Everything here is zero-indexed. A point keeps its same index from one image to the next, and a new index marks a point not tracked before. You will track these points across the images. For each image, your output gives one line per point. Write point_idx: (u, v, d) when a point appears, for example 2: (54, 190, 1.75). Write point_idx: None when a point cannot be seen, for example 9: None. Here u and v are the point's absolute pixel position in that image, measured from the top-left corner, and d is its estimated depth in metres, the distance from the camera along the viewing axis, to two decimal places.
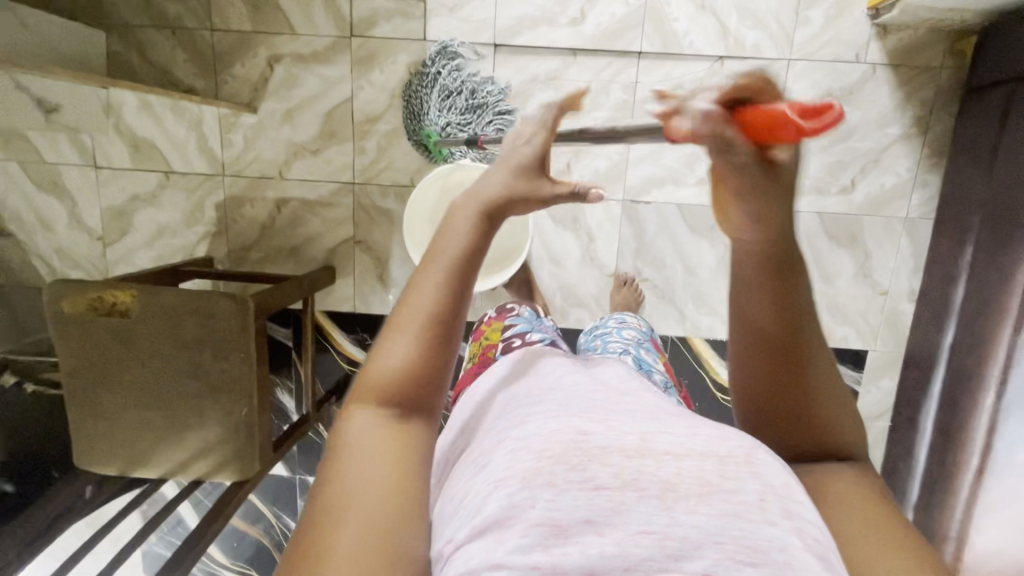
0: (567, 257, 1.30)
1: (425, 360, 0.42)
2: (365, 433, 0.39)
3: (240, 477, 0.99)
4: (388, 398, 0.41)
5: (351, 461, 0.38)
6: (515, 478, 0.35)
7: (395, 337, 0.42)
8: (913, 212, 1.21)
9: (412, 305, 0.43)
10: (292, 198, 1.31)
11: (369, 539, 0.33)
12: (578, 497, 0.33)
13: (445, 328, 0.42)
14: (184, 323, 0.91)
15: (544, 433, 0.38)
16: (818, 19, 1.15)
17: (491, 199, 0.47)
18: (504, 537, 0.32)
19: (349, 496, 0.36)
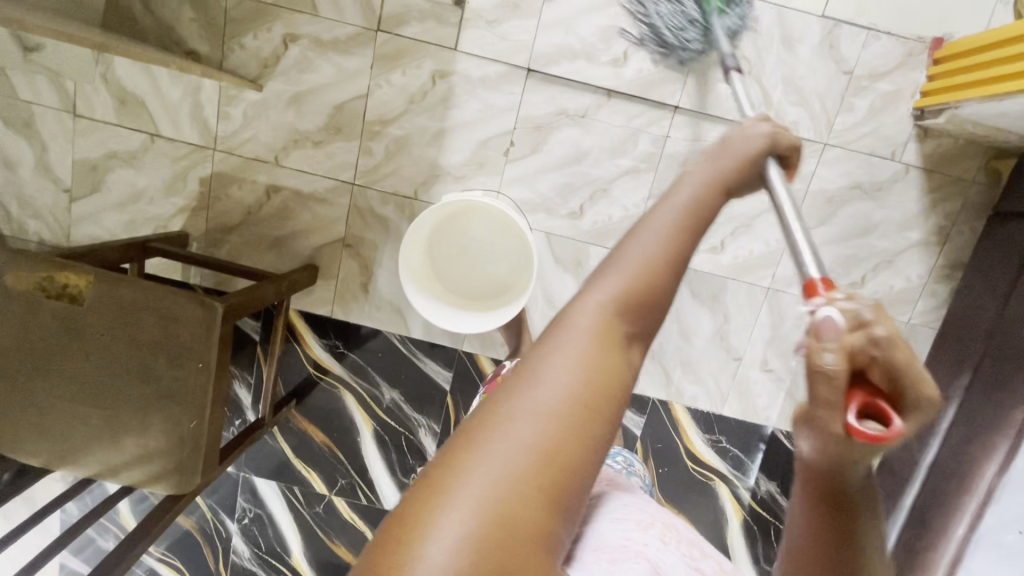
0: (563, 300, 1.24)
1: (647, 297, 0.38)
2: (578, 335, 0.36)
3: (176, 491, 0.91)
4: (610, 310, 0.38)
5: (553, 359, 0.35)
6: (636, 524, 0.50)
7: (628, 256, 0.39)
8: (915, 318, 1.19)
9: (652, 228, 0.40)
10: (285, 187, 1.22)
11: (543, 442, 0.32)
12: (682, 561, 0.48)
13: (674, 271, 0.39)
14: (142, 323, 0.82)
15: (656, 515, 0.54)
16: (862, 108, 1.11)
17: (721, 168, 0.47)
18: (622, 558, 0.44)
19: (549, 394, 0.33)
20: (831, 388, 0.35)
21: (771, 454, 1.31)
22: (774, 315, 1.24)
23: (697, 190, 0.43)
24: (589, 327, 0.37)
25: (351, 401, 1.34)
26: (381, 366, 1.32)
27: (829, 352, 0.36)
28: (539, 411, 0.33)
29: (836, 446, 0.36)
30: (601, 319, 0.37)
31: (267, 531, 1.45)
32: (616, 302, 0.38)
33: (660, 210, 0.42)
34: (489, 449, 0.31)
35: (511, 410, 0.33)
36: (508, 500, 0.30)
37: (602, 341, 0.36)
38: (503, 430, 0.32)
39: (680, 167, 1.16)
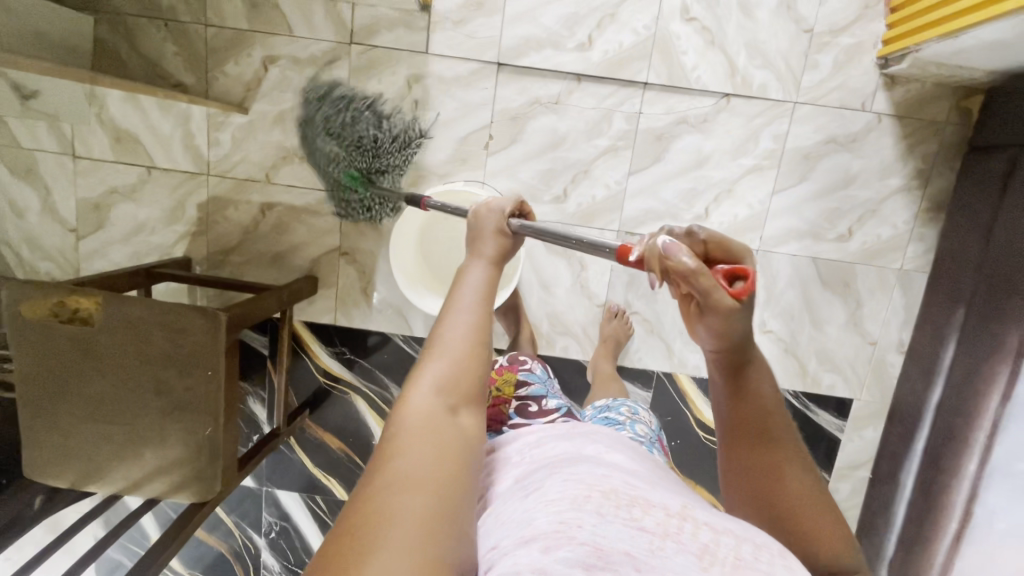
0: (557, 283, 1.28)
1: (464, 378, 0.50)
2: (416, 427, 0.45)
3: (199, 498, 0.94)
4: (439, 396, 0.48)
5: (408, 453, 0.43)
6: (568, 502, 0.48)
7: (439, 356, 0.50)
8: (907, 264, 1.21)
9: (449, 329, 0.52)
10: (278, 203, 1.27)
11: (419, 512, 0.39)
12: (619, 529, 0.44)
13: (480, 354, 0.51)
14: (151, 338, 0.86)
15: (598, 477, 0.50)
16: (827, 64, 1.13)
17: (491, 255, 0.59)
18: (554, 548, 0.43)
19: (410, 473, 0.42)
20: (707, 285, 0.44)
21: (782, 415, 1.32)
22: (766, 276, 1.25)
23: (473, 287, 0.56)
24: (422, 417, 0.46)
25: (363, 406, 1.37)
26: (389, 368, 1.35)
27: (683, 251, 0.45)
28: (414, 490, 0.41)
29: (732, 321, 0.45)
30: (432, 407, 0.47)
31: (294, 543, 1.47)
32: (442, 389, 0.48)
33: (450, 314, 0.53)
34: (383, 530, 0.38)
35: (387, 507, 0.39)
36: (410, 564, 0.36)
37: (441, 422, 0.46)
38: (391, 516, 0.38)
39: (656, 141, 1.19)
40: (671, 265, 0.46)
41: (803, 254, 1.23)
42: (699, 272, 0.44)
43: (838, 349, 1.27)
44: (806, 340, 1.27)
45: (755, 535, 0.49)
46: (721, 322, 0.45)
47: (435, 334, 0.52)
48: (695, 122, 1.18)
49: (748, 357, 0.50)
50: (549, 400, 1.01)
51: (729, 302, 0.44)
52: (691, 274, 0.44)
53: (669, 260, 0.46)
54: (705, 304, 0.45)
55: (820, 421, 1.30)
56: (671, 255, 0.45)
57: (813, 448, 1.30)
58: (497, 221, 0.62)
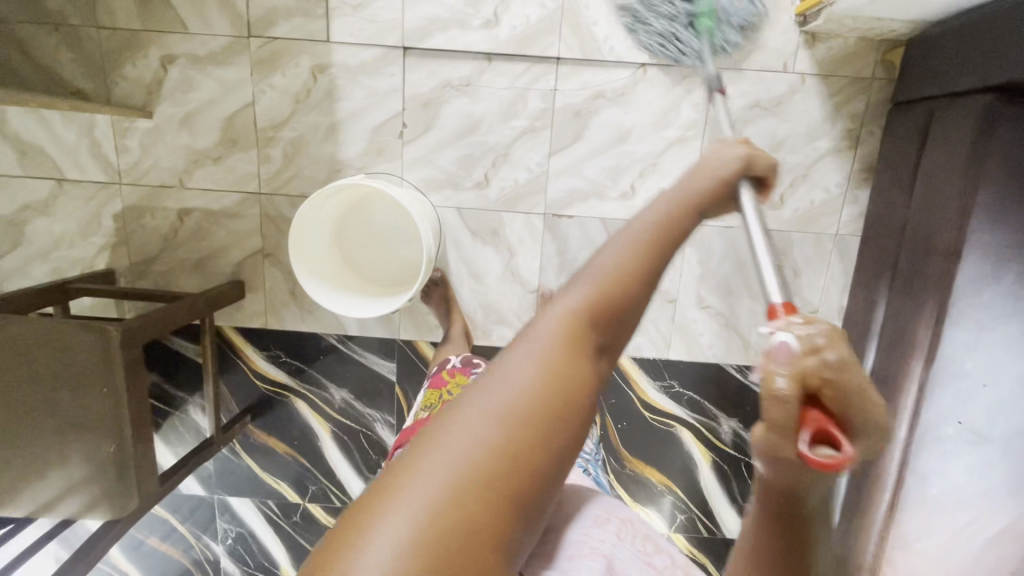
0: (487, 272, 1.24)
1: (613, 313, 0.44)
2: (547, 344, 0.42)
3: (113, 516, 0.92)
4: (577, 320, 0.44)
5: (517, 360, 0.42)
6: (596, 522, 0.57)
7: (590, 277, 0.46)
8: (843, 229, 1.17)
9: (611, 251, 0.47)
10: (195, 208, 1.23)
11: (495, 436, 0.38)
12: (632, 557, 0.55)
13: (636, 290, 0.45)
14: (39, 357, 0.83)
15: (618, 510, 0.61)
16: (744, 25, 1.08)
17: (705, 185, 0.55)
18: (579, 555, 0.52)
19: (509, 389, 0.40)
20: (784, 410, 0.35)
21: (727, 391, 1.29)
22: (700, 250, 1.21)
23: (664, 207, 0.51)
24: (557, 336, 0.43)
25: (305, 408, 1.35)
26: (326, 369, 1.32)
27: (782, 369, 0.36)
28: (497, 412, 0.39)
29: (798, 469, 0.35)
30: (566, 330, 0.43)
31: (252, 548, 1.47)
32: (582, 314, 0.44)
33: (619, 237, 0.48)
34: (449, 437, 0.38)
35: (481, 404, 0.39)
36: (454, 486, 0.35)
37: (567, 350, 0.42)
38: (462, 420, 0.38)
39: (575, 118, 1.15)
40: (765, 382, 0.36)
41: (735, 225, 1.19)
42: (786, 403, 0.35)
43: None
44: (745, 313, 1.24)
45: None
46: (779, 465, 0.35)
47: (597, 254, 0.48)
48: (613, 96, 1.13)
49: (807, 508, 0.37)
50: None
51: (797, 456, 0.34)
52: (771, 402, 0.35)
53: (763, 366, 0.37)
54: (772, 436, 0.35)
55: None
56: (773, 369, 0.36)
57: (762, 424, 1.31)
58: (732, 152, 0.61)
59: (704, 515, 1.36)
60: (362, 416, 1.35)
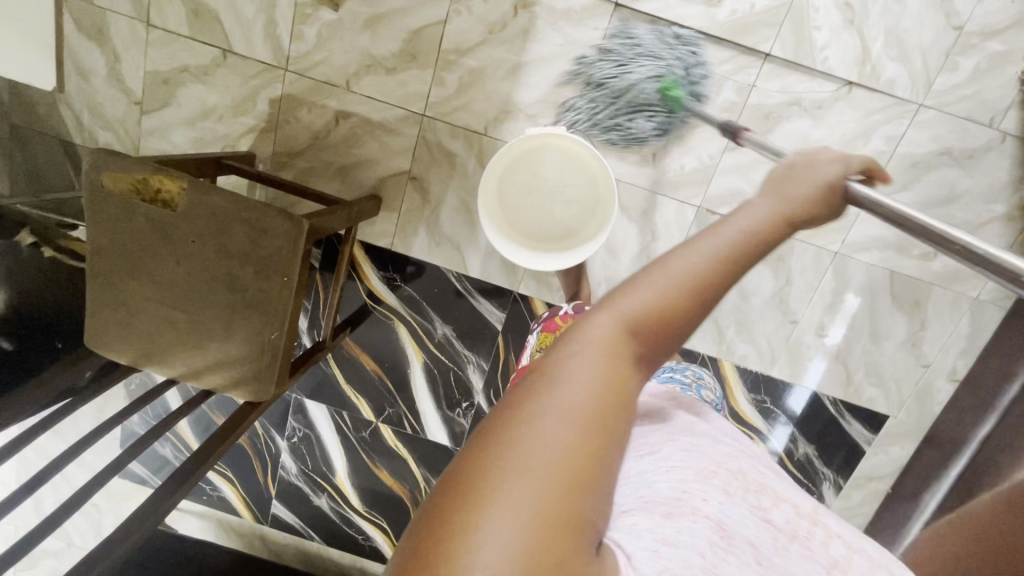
0: (624, 249, 1.24)
1: (664, 320, 0.40)
2: (593, 356, 0.38)
3: (253, 398, 0.95)
4: (628, 325, 0.40)
5: (579, 368, 0.38)
6: (694, 472, 0.42)
7: (652, 281, 0.41)
8: (985, 294, 1.18)
9: (681, 254, 0.42)
10: (354, 113, 1.21)
11: (567, 439, 0.34)
12: (746, 515, 0.41)
13: (700, 297, 0.41)
14: (232, 232, 0.83)
15: (723, 456, 0.45)
16: (966, 69, 1.05)
17: (790, 202, 0.48)
18: (679, 515, 0.38)
19: (572, 399, 0.36)
20: None
21: (816, 419, 1.32)
22: (838, 280, 1.21)
23: (740, 224, 0.44)
24: (604, 343, 0.39)
25: (404, 334, 1.37)
26: (436, 301, 1.33)
27: None
28: (565, 418, 0.35)
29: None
30: (622, 330, 0.40)
31: (315, 451, 1.52)
32: (634, 321, 0.40)
33: (682, 245, 0.43)
34: (522, 440, 0.34)
35: (540, 410, 0.35)
36: (541, 499, 0.32)
37: (617, 355, 0.39)
38: (536, 425, 0.35)
39: (762, 120, 1.12)
40: None
41: (881, 265, 1.19)
42: None
43: (889, 366, 1.26)
44: (858, 352, 1.26)
45: (860, 542, 0.46)
46: None
47: (659, 259, 0.43)
48: (809, 108, 1.10)
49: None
50: None
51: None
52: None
53: None
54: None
55: (851, 431, 1.32)
56: None
57: (834, 453, 1.34)
58: (825, 161, 0.52)
59: None
60: (455, 354, 1.37)
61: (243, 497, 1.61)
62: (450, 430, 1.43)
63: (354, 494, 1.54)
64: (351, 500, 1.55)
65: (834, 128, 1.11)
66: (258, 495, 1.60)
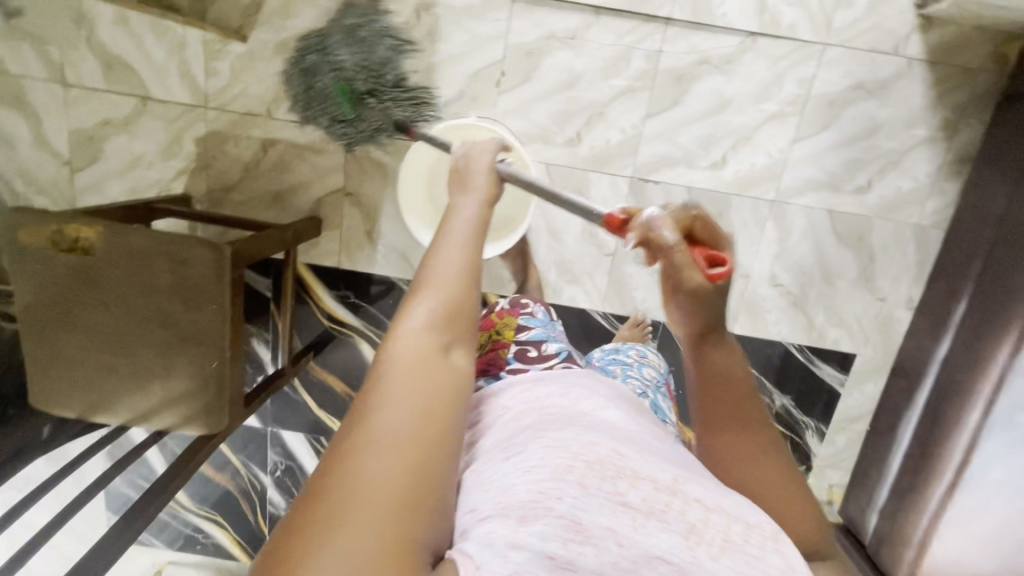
0: (566, 230, 1.25)
1: (452, 321, 0.45)
2: (405, 374, 0.41)
3: (207, 432, 0.94)
4: (426, 346, 0.43)
5: (390, 399, 0.40)
6: (546, 471, 0.41)
7: (425, 299, 0.45)
8: (925, 219, 1.19)
9: (437, 269, 0.47)
10: (280, 139, 1.22)
11: (388, 467, 0.37)
12: (601, 503, 0.40)
13: (470, 300, 0.47)
14: (154, 267, 0.84)
15: (583, 443, 0.43)
16: (861, 2, 1.07)
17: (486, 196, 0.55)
18: (530, 520, 0.39)
19: (385, 428, 0.39)
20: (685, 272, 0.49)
21: (786, 368, 1.32)
22: (780, 228, 1.22)
23: (464, 227, 0.51)
24: (406, 368, 0.42)
25: (368, 350, 1.37)
26: (393, 312, 1.33)
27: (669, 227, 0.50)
28: (381, 448, 0.38)
29: (710, 298, 0.48)
30: (422, 351, 0.43)
31: (300, 482, 1.50)
32: (428, 340, 0.43)
33: (432, 260, 0.48)
34: (347, 486, 0.36)
35: (364, 442, 0.38)
36: (372, 533, 0.35)
37: (425, 371, 0.42)
38: (358, 466, 0.37)
39: (676, 82, 1.14)
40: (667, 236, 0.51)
41: (819, 206, 1.20)
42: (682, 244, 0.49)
43: (847, 304, 1.26)
44: (814, 294, 1.26)
45: (739, 509, 0.44)
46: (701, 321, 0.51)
47: (421, 277, 0.47)
48: (718, 63, 1.12)
49: (717, 325, 0.51)
50: (550, 343, 0.81)
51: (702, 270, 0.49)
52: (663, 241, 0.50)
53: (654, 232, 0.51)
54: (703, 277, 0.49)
55: (823, 375, 1.32)
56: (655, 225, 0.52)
57: (811, 400, 1.34)
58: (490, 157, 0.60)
59: None
60: None
61: (238, 540, 1.59)
62: None
63: None
64: None
65: (747, 80, 1.13)
66: (252, 536, 1.58)
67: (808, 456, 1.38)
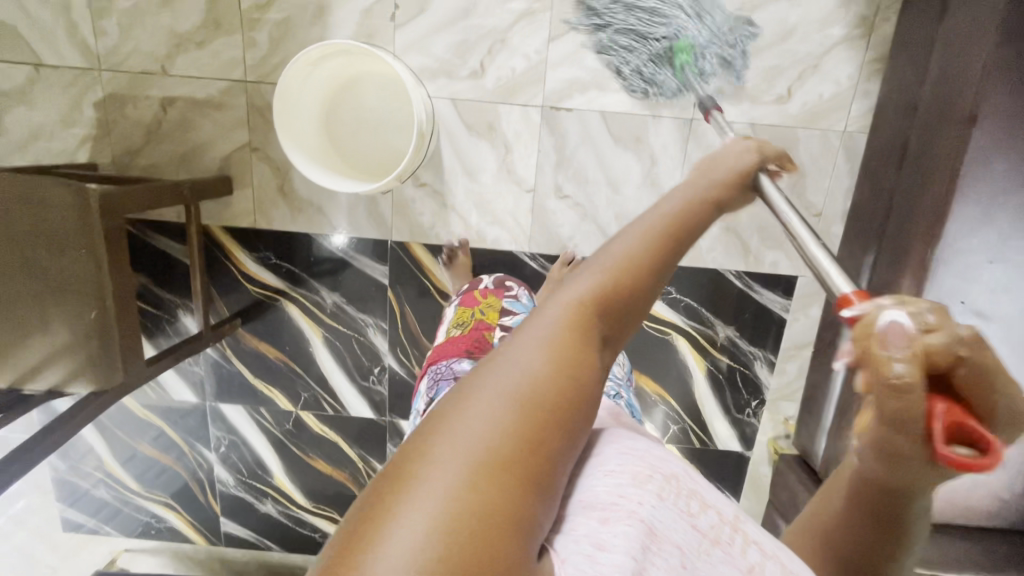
0: (482, 169, 1.20)
1: (626, 308, 0.41)
2: (555, 331, 0.38)
3: (99, 386, 0.90)
4: (588, 308, 0.39)
5: (534, 347, 0.37)
6: (629, 476, 0.44)
7: (600, 263, 0.42)
8: (851, 124, 1.14)
9: (623, 237, 0.43)
10: (179, 97, 1.19)
11: (512, 425, 0.33)
12: (674, 517, 0.43)
13: (651, 284, 0.42)
14: (12, 213, 0.82)
15: (657, 460, 0.47)
16: None
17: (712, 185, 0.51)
18: (613, 521, 0.40)
19: (523, 380, 0.35)
20: (899, 401, 0.33)
21: (725, 297, 1.27)
22: (702, 146, 1.17)
23: (677, 206, 0.47)
24: (558, 326, 0.38)
25: (296, 312, 1.33)
26: (317, 271, 1.29)
27: (903, 360, 0.33)
28: (513, 404, 0.34)
29: (915, 467, 0.37)
30: (582, 315, 0.39)
31: (246, 456, 1.47)
32: (593, 305, 0.39)
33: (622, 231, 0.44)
34: (465, 423, 0.33)
35: (482, 396, 0.35)
36: (481, 486, 0.31)
37: (579, 332, 0.38)
38: (482, 409, 0.34)
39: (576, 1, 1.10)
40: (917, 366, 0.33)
41: (739, 120, 1.15)
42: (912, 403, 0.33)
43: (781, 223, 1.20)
44: (745, 215, 1.21)
45: (796, 563, 0.48)
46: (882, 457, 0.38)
47: (607, 243, 0.44)
48: None
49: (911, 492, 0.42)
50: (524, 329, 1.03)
51: (961, 455, 0.35)
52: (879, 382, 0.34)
53: (873, 353, 0.34)
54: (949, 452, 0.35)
55: (765, 301, 1.27)
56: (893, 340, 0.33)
57: (756, 328, 1.29)
58: (738, 161, 0.56)
59: (696, 425, 1.36)
60: (351, 321, 1.33)
61: (191, 522, 1.56)
62: (369, 399, 1.38)
63: (297, 490, 1.50)
64: (296, 498, 1.50)
65: None
66: (206, 517, 1.55)
67: (759, 388, 1.33)
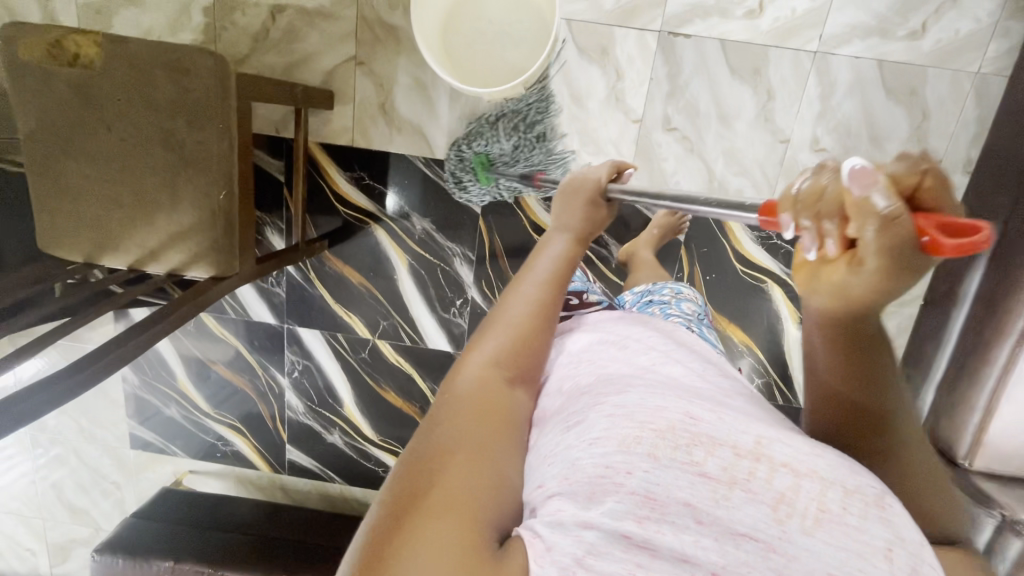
0: (589, 95, 1.17)
1: (523, 350, 0.52)
2: (469, 392, 0.47)
3: (218, 273, 0.91)
4: (491, 370, 0.50)
5: (458, 409, 0.46)
6: (615, 443, 0.40)
7: (498, 330, 0.53)
8: (986, 66, 1.08)
9: (507, 306, 0.55)
10: (289, 5, 1.17)
11: (463, 469, 0.40)
12: (678, 476, 0.38)
13: (541, 328, 0.54)
14: (154, 81, 0.80)
15: (650, 412, 0.41)
16: None
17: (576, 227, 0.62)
18: (600, 497, 0.38)
19: (455, 432, 0.44)
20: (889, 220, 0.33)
21: None
22: (824, 82, 1.12)
23: (547, 267, 0.59)
24: (472, 388, 0.48)
25: (384, 237, 1.31)
26: (409, 195, 1.28)
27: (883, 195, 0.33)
28: (456, 453, 0.41)
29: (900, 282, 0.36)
30: (488, 375, 0.49)
31: (319, 384, 1.47)
32: (495, 364, 0.50)
33: (508, 302, 0.56)
34: (422, 487, 0.39)
35: (432, 461, 0.41)
36: (451, 521, 0.37)
37: (491, 389, 0.48)
38: (435, 469, 0.40)
39: None
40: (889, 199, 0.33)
41: (866, 55, 1.10)
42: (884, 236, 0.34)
43: None
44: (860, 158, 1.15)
45: (835, 472, 0.38)
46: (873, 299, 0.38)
47: (495, 315, 0.55)
48: None
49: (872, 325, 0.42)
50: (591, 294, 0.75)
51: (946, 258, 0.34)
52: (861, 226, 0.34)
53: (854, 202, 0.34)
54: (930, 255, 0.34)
55: None
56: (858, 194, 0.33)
57: None
58: (594, 186, 0.64)
59: (781, 379, 1.32)
60: (439, 249, 1.31)
61: (256, 447, 1.57)
62: (447, 332, 1.37)
63: (365, 422, 1.49)
64: (363, 430, 1.50)
65: None
66: (272, 444, 1.56)
67: None
